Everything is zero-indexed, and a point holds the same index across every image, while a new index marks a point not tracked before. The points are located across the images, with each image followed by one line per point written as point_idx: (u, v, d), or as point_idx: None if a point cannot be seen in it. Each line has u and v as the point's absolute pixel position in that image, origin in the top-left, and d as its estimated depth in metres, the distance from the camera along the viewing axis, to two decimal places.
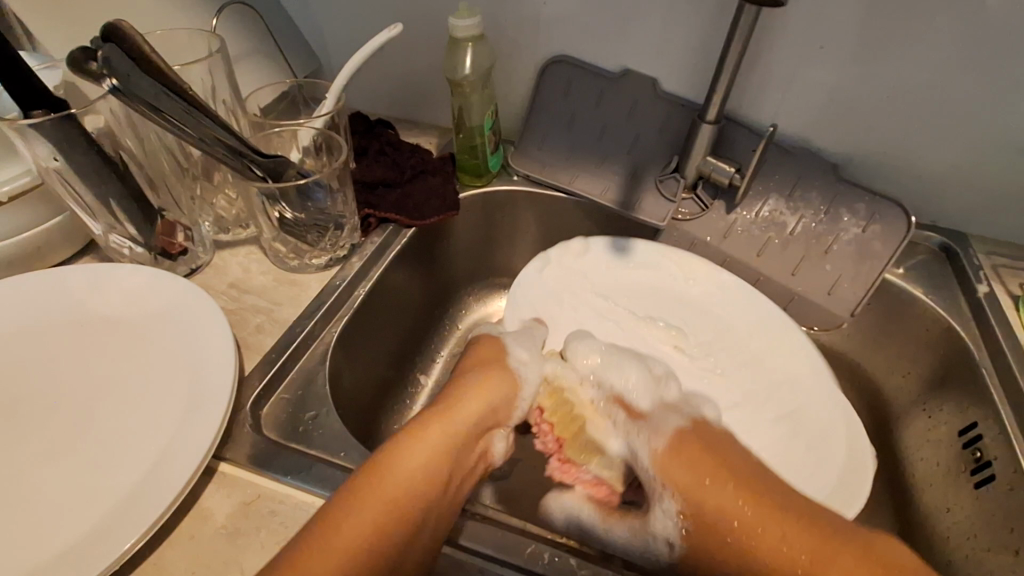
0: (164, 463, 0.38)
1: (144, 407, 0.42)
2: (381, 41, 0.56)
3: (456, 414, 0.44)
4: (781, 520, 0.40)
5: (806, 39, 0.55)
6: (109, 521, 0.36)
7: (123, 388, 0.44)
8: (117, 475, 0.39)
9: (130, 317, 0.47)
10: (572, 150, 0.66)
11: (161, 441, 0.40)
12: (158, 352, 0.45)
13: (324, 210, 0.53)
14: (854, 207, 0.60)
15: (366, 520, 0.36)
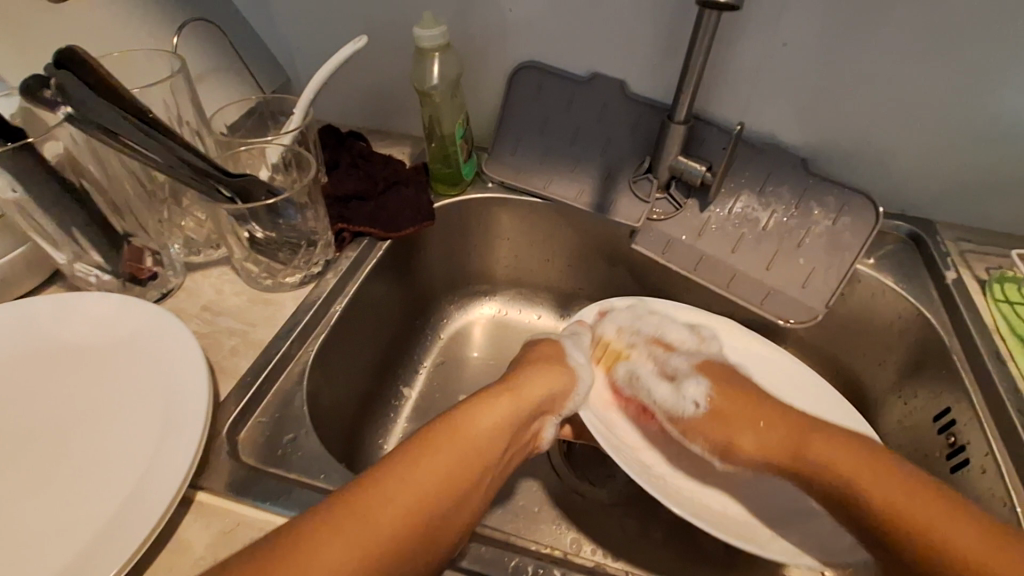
0: (139, 495, 0.37)
1: (116, 438, 0.41)
2: (347, 54, 0.56)
3: (523, 395, 0.46)
4: (771, 420, 0.46)
5: (769, 37, 0.56)
6: (83, 560, 0.35)
7: (94, 420, 0.42)
8: (91, 509, 0.38)
9: (100, 346, 0.46)
10: (545, 154, 0.66)
11: (135, 472, 0.39)
12: (130, 381, 0.44)
13: (295, 227, 0.52)
14: (824, 200, 0.61)
15: (403, 492, 0.36)
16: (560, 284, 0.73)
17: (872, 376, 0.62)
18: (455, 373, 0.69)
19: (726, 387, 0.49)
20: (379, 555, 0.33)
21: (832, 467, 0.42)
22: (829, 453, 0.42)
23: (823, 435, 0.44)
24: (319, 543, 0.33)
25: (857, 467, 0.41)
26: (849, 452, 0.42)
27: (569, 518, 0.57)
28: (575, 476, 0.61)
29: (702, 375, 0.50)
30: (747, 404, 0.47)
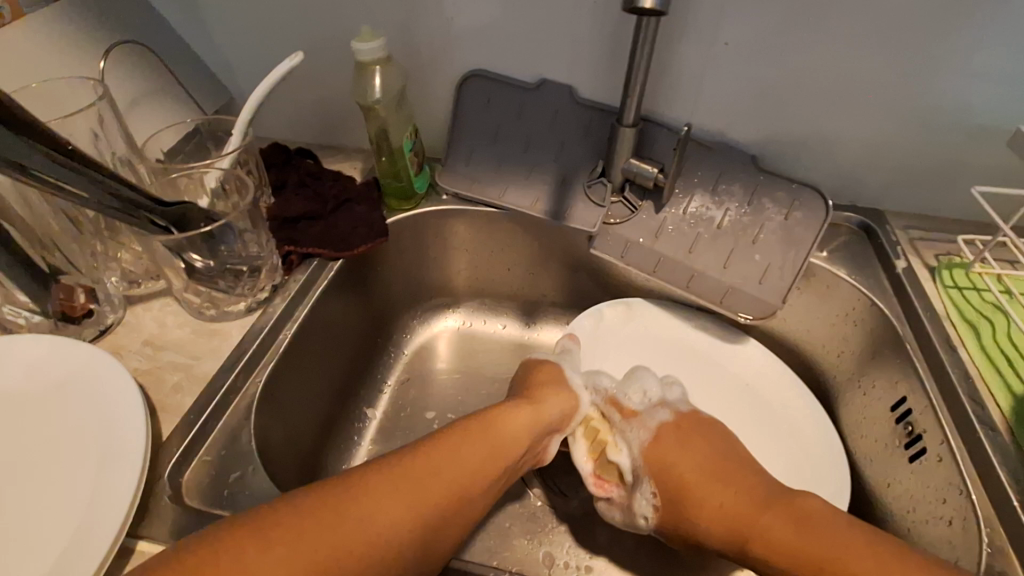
0: (72, 549, 0.36)
1: (47, 490, 0.39)
2: (283, 71, 0.54)
3: (541, 409, 0.50)
4: (722, 506, 0.45)
5: (710, 38, 0.56)
6: None
7: (23, 471, 0.40)
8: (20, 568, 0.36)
9: (30, 391, 0.44)
10: (498, 164, 0.65)
11: (68, 525, 0.37)
12: (63, 426, 0.42)
13: (240, 253, 0.51)
14: (775, 196, 0.61)
15: (411, 485, 0.40)
16: (523, 292, 0.72)
17: (833, 366, 0.62)
18: (420, 390, 0.68)
19: (681, 466, 0.47)
20: (387, 542, 0.37)
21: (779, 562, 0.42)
22: (776, 540, 0.42)
23: (774, 520, 0.43)
24: (333, 514, 0.37)
25: (801, 560, 0.41)
26: (797, 538, 0.42)
27: (541, 531, 0.56)
28: (545, 488, 0.59)
29: (656, 457, 0.48)
30: (700, 486, 0.46)
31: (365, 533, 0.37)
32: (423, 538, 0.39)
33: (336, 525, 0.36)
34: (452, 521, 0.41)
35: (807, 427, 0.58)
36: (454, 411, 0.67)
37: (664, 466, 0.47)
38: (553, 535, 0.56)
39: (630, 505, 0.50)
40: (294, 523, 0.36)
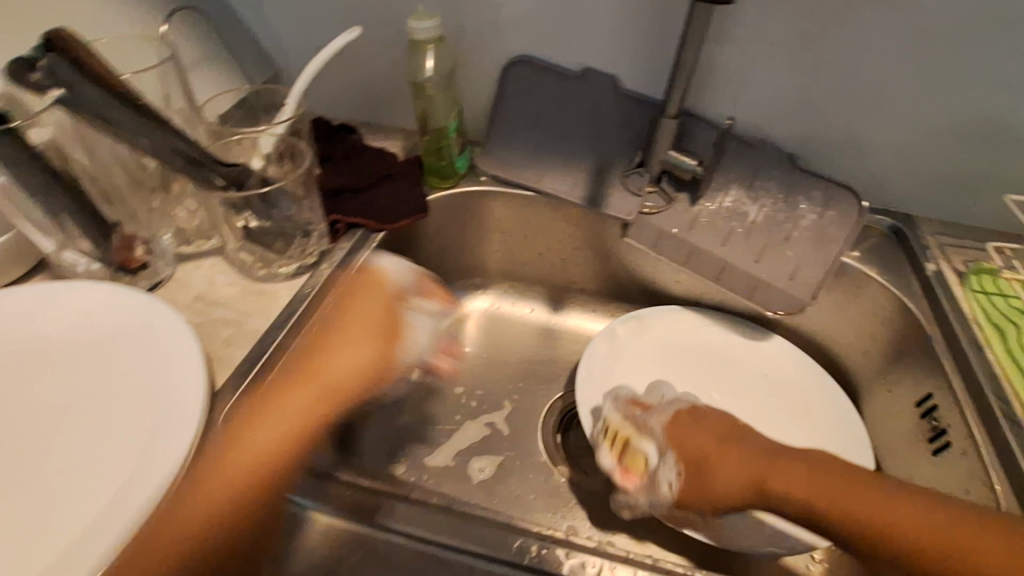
0: (134, 484, 0.37)
1: (108, 428, 0.40)
2: (340, 45, 0.55)
3: (327, 347, 0.49)
4: (735, 474, 0.47)
5: (756, 35, 0.57)
6: (75, 550, 0.34)
7: (84, 409, 0.42)
8: (83, 499, 0.37)
9: (88, 335, 0.45)
10: (537, 149, 0.66)
11: (129, 461, 0.38)
12: (120, 370, 0.43)
13: (289, 217, 0.53)
14: (810, 195, 0.63)
15: (269, 427, 0.43)
16: (554, 277, 0.74)
17: (858, 365, 0.64)
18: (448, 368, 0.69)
19: (700, 440, 0.49)
20: (241, 507, 0.40)
21: (800, 508, 0.44)
22: (791, 484, 0.45)
23: (793, 473, 0.45)
24: (206, 476, 0.39)
25: (827, 503, 0.43)
26: (811, 483, 0.44)
27: (565, 506, 0.58)
28: (569, 465, 0.61)
29: (671, 433, 0.51)
30: (719, 458, 0.48)
31: (206, 496, 0.39)
32: (245, 499, 0.41)
33: (209, 484, 0.39)
34: (270, 487, 0.42)
35: (835, 428, 0.58)
36: (481, 387, 0.68)
37: (678, 443, 0.50)
38: (576, 510, 0.57)
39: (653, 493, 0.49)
40: (197, 473, 0.39)
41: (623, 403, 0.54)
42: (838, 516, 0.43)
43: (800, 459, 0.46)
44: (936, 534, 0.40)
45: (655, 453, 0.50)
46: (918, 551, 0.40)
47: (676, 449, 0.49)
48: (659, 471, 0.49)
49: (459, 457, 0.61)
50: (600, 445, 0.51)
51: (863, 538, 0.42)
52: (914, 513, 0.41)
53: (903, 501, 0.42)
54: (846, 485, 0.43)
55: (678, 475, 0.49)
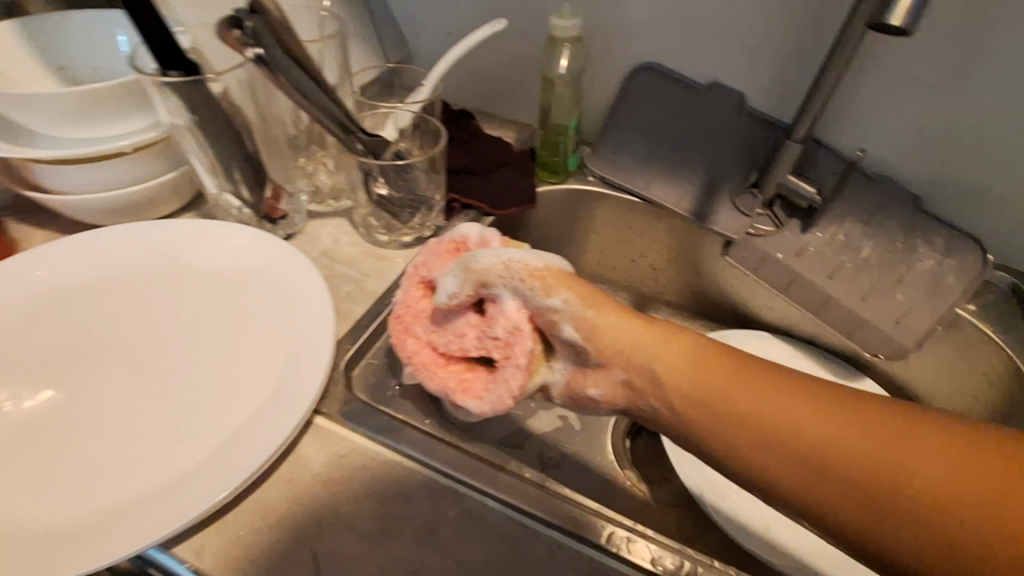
0: (268, 411, 0.41)
1: (245, 357, 0.45)
2: (484, 35, 0.58)
3: None
4: (736, 399, 0.36)
5: (901, 68, 0.55)
6: (217, 458, 0.38)
7: (226, 337, 0.46)
8: (222, 417, 0.41)
9: (233, 273, 0.50)
10: (649, 156, 0.67)
11: (263, 391, 0.43)
12: (259, 309, 0.48)
13: (414, 190, 0.55)
14: (931, 240, 0.60)
15: None
16: (642, 284, 0.74)
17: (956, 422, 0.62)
18: None
19: (707, 385, 0.36)
20: None
21: (819, 451, 0.34)
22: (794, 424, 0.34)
23: (794, 408, 0.35)
24: None
25: (841, 437, 0.34)
26: (813, 421, 0.34)
27: None
28: (636, 474, 0.60)
29: (638, 346, 0.37)
30: (698, 377, 0.36)
31: None
32: None
33: None
34: None
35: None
36: None
37: (597, 293, 0.38)
38: None
39: (499, 384, 0.38)
40: None
41: (563, 270, 0.38)
42: (851, 462, 0.33)
43: (804, 392, 0.36)
44: (953, 492, 0.31)
45: (567, 325, 0.37)
46: (919, 517, 0.32)
47: (591, 336, 0.37)
48: (501, 319, 0.38)
49: (530, 443, 0.62)
50: (456, 276, 0.38)
51: (863, 504, 0.32)
52: (931, 459, 0.32)
53: (934, 437, 0.33)
54: (841, 416, 0.34)
55: (624, 379, 0.37)
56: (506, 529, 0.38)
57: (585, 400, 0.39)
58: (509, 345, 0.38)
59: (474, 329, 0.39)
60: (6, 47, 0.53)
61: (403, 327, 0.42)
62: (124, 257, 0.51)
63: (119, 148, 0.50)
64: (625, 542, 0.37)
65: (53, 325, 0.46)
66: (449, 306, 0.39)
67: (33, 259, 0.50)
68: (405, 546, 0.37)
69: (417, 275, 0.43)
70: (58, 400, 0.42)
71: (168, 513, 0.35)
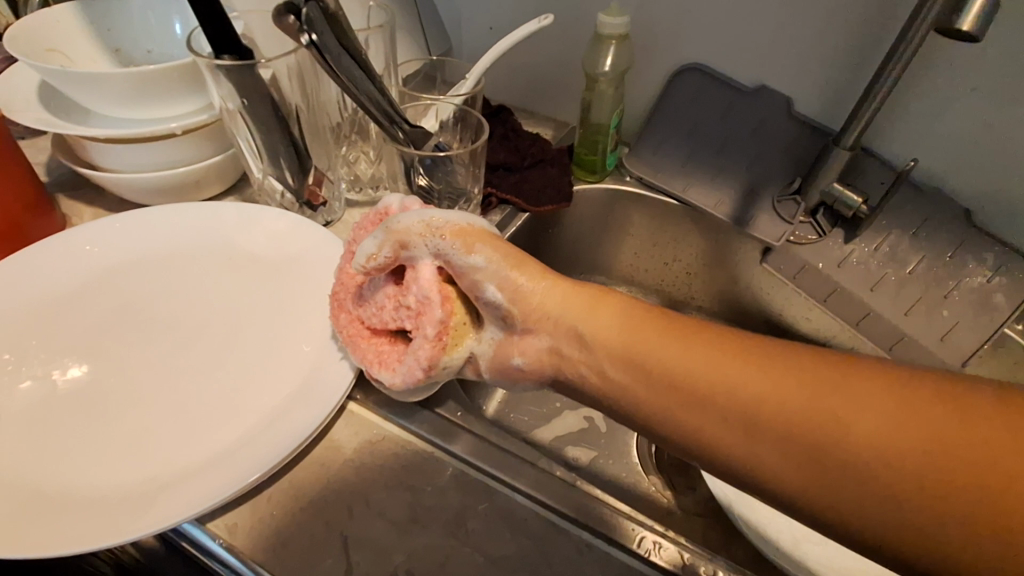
0: (303, 395, 0.41)
1: (279, 341, 0.45)
2: (529, 31, 0.58)
3: None
4: (689, 372, 0.33)
5: (959, 78, 0.53)
6: (252, 440, 0.39)
7: (262, 321, 0.47)
8: (259, 399, 0.42)
9: (273, 258, 0.51)
10: (688, 158, 0.66)
11: (297, 375, 0.43)
12: (296, 294, 0.48)
13: (453, 183, 0.56)
14: (981, 256, 0.58)
15: None
16: (673, 289, 0.73)
17: None
18: None
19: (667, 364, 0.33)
20: None
21: (778, 421, 0.30)
22: (766, 404, 0.31)
23: (750, 376, 0.32)
24: None
25: (804, 405, 0.30)
26: (771, 387, 0.31)
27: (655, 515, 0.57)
28: (661, 480, 0.59)
29: (569, 314, 0.36)
30: (648, 348, 0.34)
31: None
32: None
33: None
34: None
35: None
36: None
37: (514, 257, 0.37)
38: None
39: (410, 350, 0.36)
40: None
41: (485, 232, 0.37)
42: (816, 430, 0.30)
43: (764, 356, 0.32)
44: (939, 451, 0.28)
45: (491, 285, 0.36)
46: (897, 484, 0.28)
47: (514, 300, 0.36)
48: (415, 282, 0.36)
49: (553, 443, 0.62)
50: (377, 237, 0.36)
51: (829, 474, 0.29)
52: (906, 415, 0.28)
53: (911, 391, 0.29)
54: (804, 378, 0.31)
55: (550, 346, 0.37)
56: (536, 526, 0.38)
57: (511, 371, 0.38)
58: (421, 315, 0.36)
59: (390, 298, 0.38)
60: (66, 26, 0.54)
61: (337, 304, 0.41)
62: (169, 235, 0.53)
63: (169, 129, 0.51)
64: (652, 545, 0.37)
65: (100, 298, 0.48)
66: (367, 272, 0.37)
67: (84, 233, 0.52)
68: (434, 537, 0.37)
69: (348, 250, 0.41)
70: (103, 371, 0.43)
71: (204, 488, 0.36)
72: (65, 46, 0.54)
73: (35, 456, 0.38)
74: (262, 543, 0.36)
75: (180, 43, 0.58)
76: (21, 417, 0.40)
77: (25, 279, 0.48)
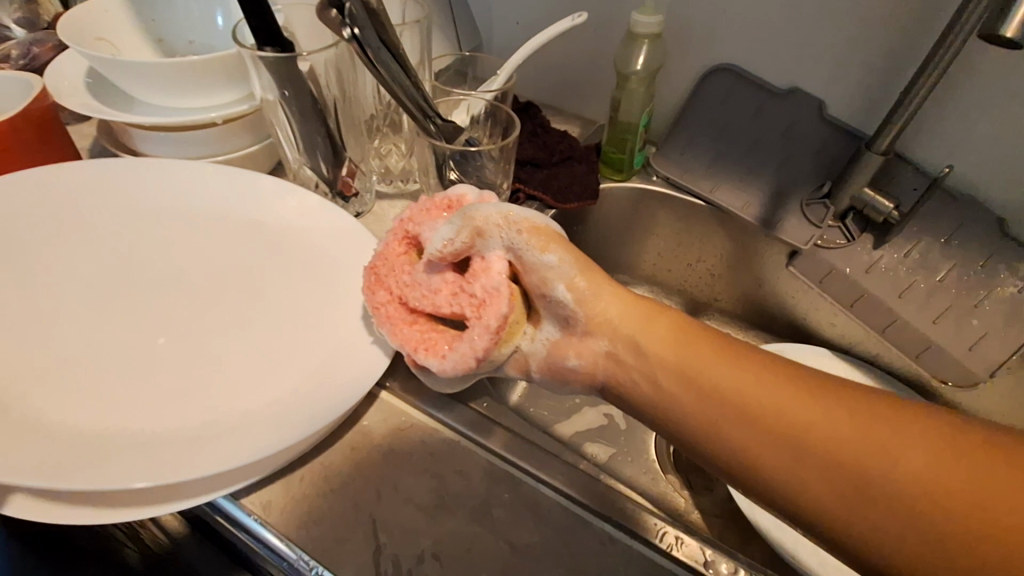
0: (328, 378, 0.41)
1: (305, 321, 0.45)
2: (563, 28, 0.58)
3: None
4: (750, 396, 0.33)
5: (1000, 85, 0.53)
6: (273, 416, 0.39)
7: (287, 298, 0.47)
8: (282, 374, 0.42)
9: (296, 237, 0.51)
10: (717, 159, 0.66)
11: (321, 355, 0.43)
12: (322, 278, 0.48)
13: (483, 177, 0.56)
14: (1016, 266, 0.57)
15: None
16: (697, 290, 0.73)
17: None
18: None
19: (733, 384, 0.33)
20: None
21: (823, 452, 0.31)
22: (830, 443, 0.31)
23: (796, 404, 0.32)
24: None
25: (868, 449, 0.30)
26: (836, 430, 0.31)
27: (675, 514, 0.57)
28: (679, 479, 0.59)
29: (628, 320, 0.37)
30: (692, 362, 0.35)
31: None
32: None
33: None
34: None
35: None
36: None
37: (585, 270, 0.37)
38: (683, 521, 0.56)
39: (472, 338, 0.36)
40: None
41: (557, 233, 0.38)
42: (857, 464, 0.30)
43: (825, 393, 0.32)
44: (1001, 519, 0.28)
45: (561, 285, 0.36)
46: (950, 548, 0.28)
47: (580, 302, 0.37)
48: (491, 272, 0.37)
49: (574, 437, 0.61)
50: (455, 223, 0.37)
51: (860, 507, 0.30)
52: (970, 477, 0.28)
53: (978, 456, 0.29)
54: (850, 414, 0.31)
55: (609, 350, 0.37)
56: (560, 518, 0.38)
57: (563, 371, 0.38)
58: (482, 305, 0.36)
59: (448, 284, 0.38)
60: (115, 16, 0.56)
61: (376, 282, 0.41)
62: (188, 201, 0.53)
63: (210, 118, 0.52)
64: (674, 540, 0.37)
65: (118, 258, 0.48)
66: (438, 257, 0.37)
67: (111, 190, 0.52)
68: (459, 523, 0.37)
69: (403, 230, 0.41)
70: (126, 331, 0.44)
71: (219, 455, 0.36)
72: (114, 35, 0.55)
73: (59, 405, 0.39)
74: (293, 521, 0.37)
75: (221, 33, 0.59)
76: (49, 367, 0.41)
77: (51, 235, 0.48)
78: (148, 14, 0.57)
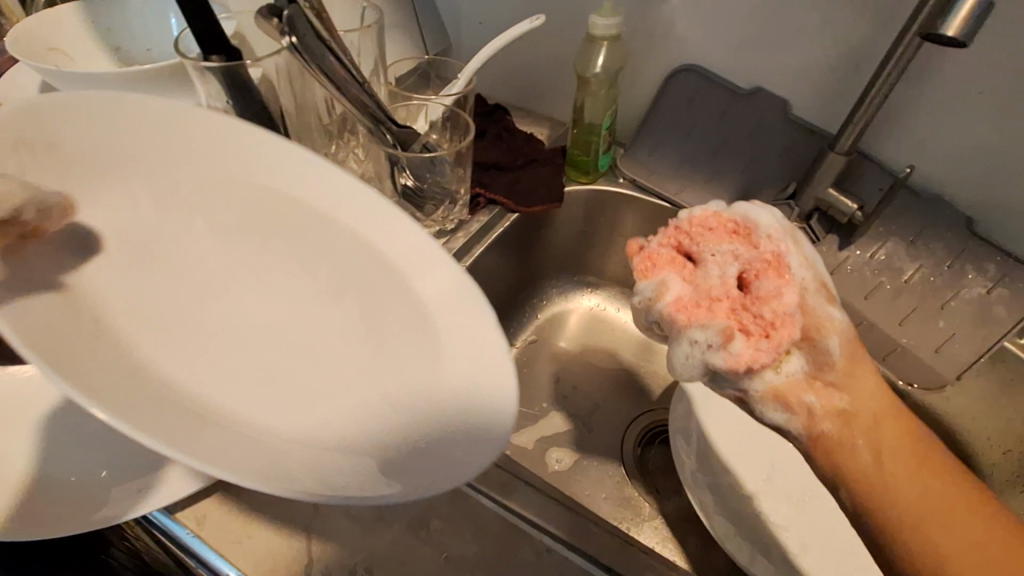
0: (410, 416, 0.32)
1: (421, 353, 0.34)
2: (520, 31, 0.57)
3: None
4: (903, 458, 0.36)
5: (963, 83, 0.52)
6: (379, 462, 0.30)
7: (412, 315, 0.35)
8: (409, 401, 0.32)
9: (381, 244, 0.37)
10: (683, 160, 0.65)
11: (450, 396, 0.32)
12: (397, 297, 0.36)
13: (440, 182, 0.56)
14: (982, 267, 0.56)
15: None
16: None
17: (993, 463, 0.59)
18: (540, 355, 0.69)
19: (863, 407, 0.36)
20: None
21: (904, 506, 0.35)
22: (904, 498, 0.35)
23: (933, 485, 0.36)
24: None
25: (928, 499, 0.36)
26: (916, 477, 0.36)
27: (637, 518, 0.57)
28: (643, 482, 0.59)
29: (852, 359, 0.37)
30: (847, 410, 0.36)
31: None
32: None
33: None
34: None
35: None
36: (579, 382, 0.67)
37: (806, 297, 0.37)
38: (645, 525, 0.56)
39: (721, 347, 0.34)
40: None
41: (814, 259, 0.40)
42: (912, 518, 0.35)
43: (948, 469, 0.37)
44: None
45: (835, 337, 0.36)
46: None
47: (836, 352, 0.36)
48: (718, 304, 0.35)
49: (539, 441, 0.61)
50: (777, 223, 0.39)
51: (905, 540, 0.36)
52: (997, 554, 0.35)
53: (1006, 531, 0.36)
54: (937, 481, 0.36)
55: (828, 402, 0.36)
56: (497, 527, 0.38)
57: (794, 404, 0.35)
58: (775, 325, 0.34)
59: (785, 292, 0.35)
60: (71, 27, 0.56)
61: (669, 268, 0.37)
62: (254, 155, 0.38)
63: None
64: (613, 552, 0.37)
65: (207, 186, 0.39)
66: (732, 239, 0.37)
67: (138, 114, 0.38)
68: (398, 535, 0.37)
69: (677, 234, 0.38)
70: (228, 297, 0.38)
71: (274, 470, 0.29)
72: (69, 46, 0.56)
73: (170, 345, 0.35)
74: (233, 536, 0.38)
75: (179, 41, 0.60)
76: (155, 297, 0.37)
77: (108, 160, 0.38)
78: (104, 23, 0.57)
